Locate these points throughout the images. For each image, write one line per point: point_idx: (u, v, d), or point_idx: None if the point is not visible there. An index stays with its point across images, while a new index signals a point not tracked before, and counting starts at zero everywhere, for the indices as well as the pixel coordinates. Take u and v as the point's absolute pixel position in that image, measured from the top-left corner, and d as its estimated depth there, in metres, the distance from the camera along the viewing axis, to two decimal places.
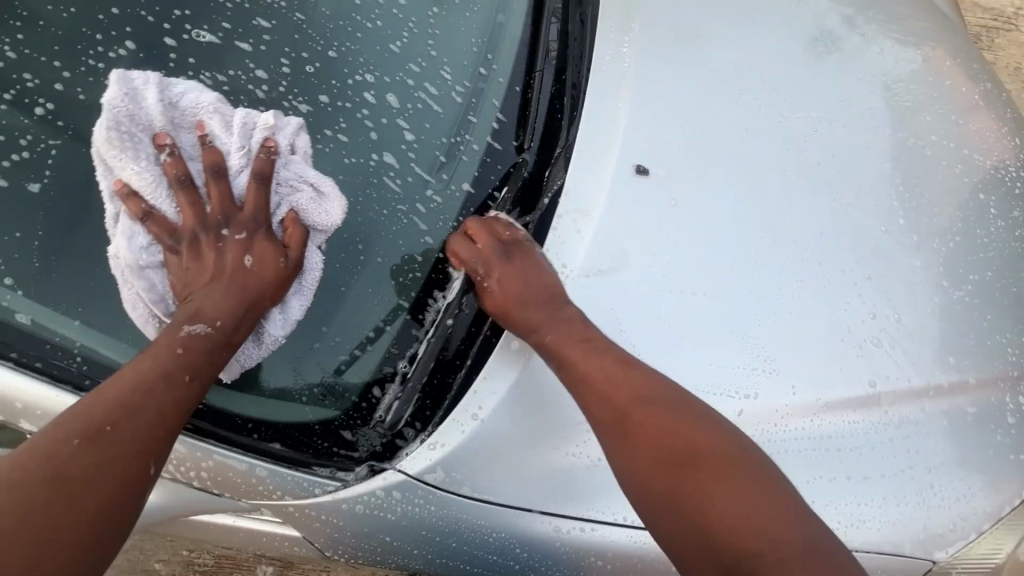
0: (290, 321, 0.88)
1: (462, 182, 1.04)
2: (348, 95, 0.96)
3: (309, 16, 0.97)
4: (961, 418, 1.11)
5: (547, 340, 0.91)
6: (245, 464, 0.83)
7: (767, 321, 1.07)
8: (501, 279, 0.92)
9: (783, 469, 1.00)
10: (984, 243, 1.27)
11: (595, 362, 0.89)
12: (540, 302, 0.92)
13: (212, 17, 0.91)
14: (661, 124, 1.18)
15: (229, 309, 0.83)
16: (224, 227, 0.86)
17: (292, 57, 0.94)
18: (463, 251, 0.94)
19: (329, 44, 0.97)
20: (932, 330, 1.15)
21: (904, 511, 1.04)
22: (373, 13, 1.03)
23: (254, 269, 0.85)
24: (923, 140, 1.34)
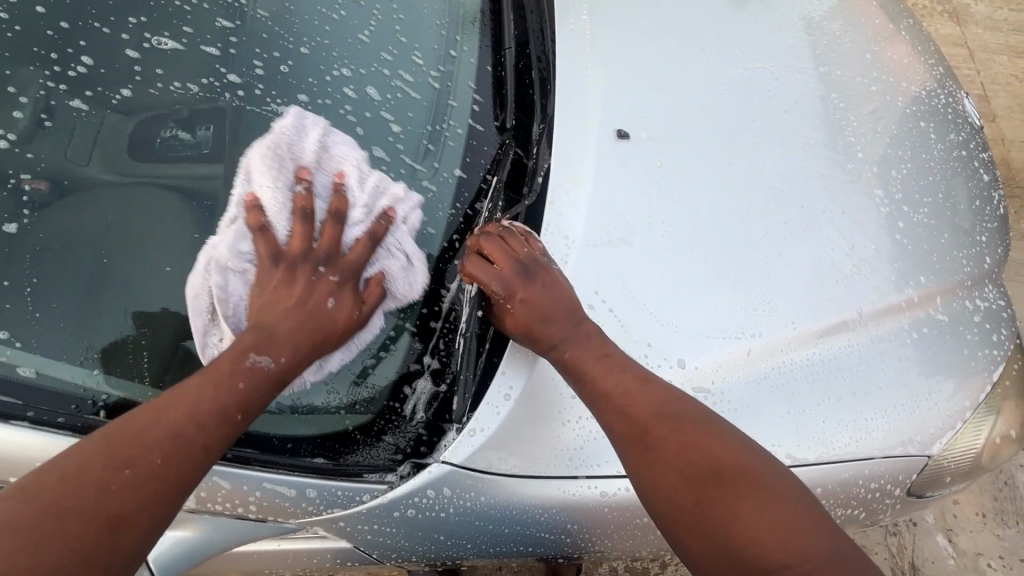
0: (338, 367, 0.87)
1: (452, 169, 1.04)
2: (327, 92, 0.97)
3: (274, 16, 0.98)
4: (932, 325, 1.23)
5: (568, 359, 0.88)
6: (293, 487, 0.82)
7: (757, 262, 1.13)
8: (521, 301, 0.89)
9: (794, 397, 1.07)
10: (929, 164, 1.38)
11: (613, 378, 0.87)
12: (560, 317, 0.89)
13: (172, 23, 0.90)
14: (632, 87, 1.21)
15: (296, 353, 0.79)
16: (322, 265, 0.83)
17: (264, 58, 0.94)
18: (479, 272, 0.90)
19: (299, 41, 0.98)
20: (898, 250, 1.25)
21: (898, 415, 1.14)
22: (336, 3, 1.05)
23: (333, 316, 0.82)
24: (863, 76, 1.44)
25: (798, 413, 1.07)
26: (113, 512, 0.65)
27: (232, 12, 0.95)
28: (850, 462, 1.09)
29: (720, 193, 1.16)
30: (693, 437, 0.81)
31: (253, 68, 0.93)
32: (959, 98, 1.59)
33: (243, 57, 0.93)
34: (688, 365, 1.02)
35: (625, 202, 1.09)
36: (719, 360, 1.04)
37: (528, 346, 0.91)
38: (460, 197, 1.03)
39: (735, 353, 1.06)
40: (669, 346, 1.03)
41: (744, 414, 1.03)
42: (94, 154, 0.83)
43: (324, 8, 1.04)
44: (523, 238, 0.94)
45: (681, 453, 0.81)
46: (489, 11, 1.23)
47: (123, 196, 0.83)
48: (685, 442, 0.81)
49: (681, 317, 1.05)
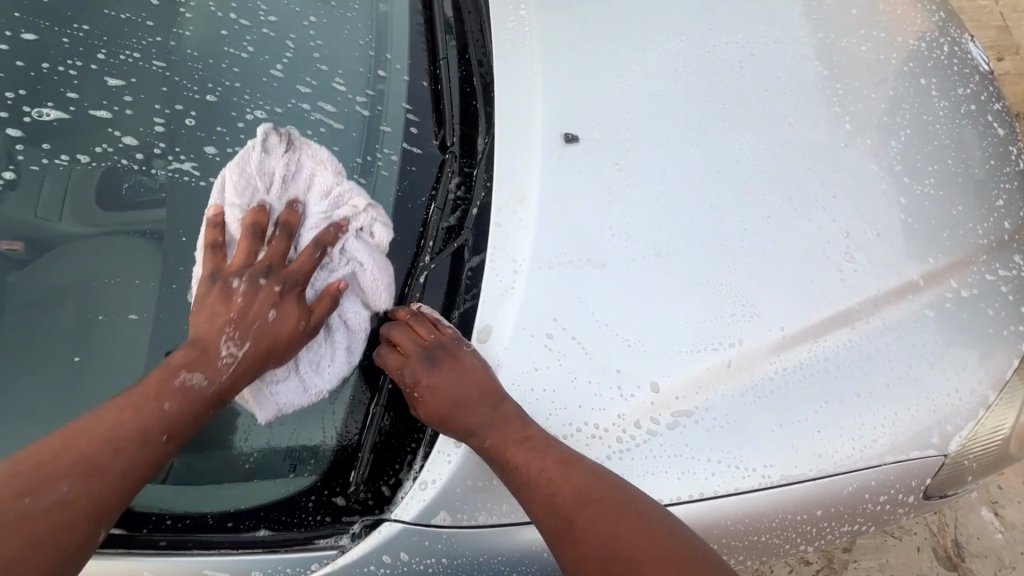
0: (336, 374, 0.86)
1: (387, 202, 0.98)
2: (240, 140, 0.93)
3: (172, 66, 0.92)
4: (942, 309, 1.11)
5: (488, 446, 0.84)
6: (240, 566, 0.80)
7: (732, 264, 1.03)
8: (428, 391, 0.86)
9: (786, 408, 0.98)
10: (931, 126, 1.25)
11: (536, 464, 0.82)
12: (473, 404, 0.85)
13: (57, 91, 0.84)
14: (580, 86, 1.11)
15: (238, 363, 0.80)
16: (264, 275, 0.84)
17: (166, 113, 0.89)
18: (390, 357, 0.87)
19: (205, 89, 0.93)
20: (898, 228, 1.14)
21: (907, 415, 1.04)
22: (244, 40, 0.99)
23: (277, 327, 0.82)
24: (848, 35, 1.30)
25: (793, 425, 0.97)
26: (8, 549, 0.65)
27: (123, 70, 0.89)
28: (854, 473, 0.99)
29: (686, 193, 1.07)
30: (616, 521, 0.78)
31: (157, 126, 0.88)
32: (965, 45, 1.43)
33: (140, 116, 0.88)
34: (662, 388, 0.94)
35: (578, 216, 1.01)
36: (694, 376, 0.96)
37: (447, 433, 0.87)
38: (403, 239, 0.97)
39: (711, 368, 0.97)
40: (637, 370, 0.94)
41: (730, 431, 0.95)
42: (62, 210, 0.82)
43: (231, 47, 0.98)
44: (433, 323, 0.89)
45: (604, 541, 0.78)
46: (421, 19, 1.15)
47: (23, 283, 0.79)
48: (608, 527, 0.78)
49: (647, 334, 0.96)
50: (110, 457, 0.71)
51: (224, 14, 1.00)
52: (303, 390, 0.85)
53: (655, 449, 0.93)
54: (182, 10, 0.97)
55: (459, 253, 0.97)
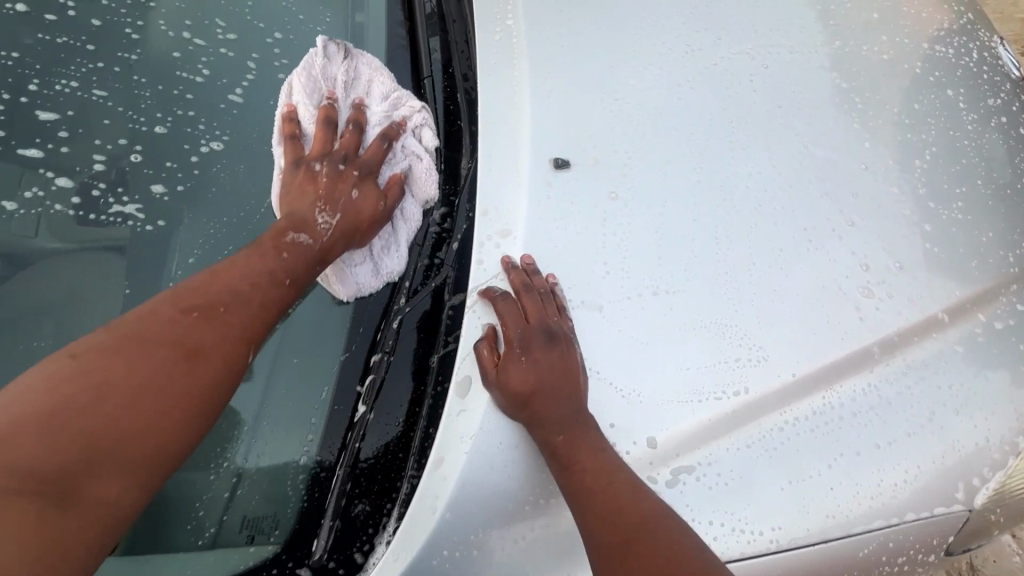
0: (403, 256, 0.93)
1: (359, 238, 0.93)
2: (192, 175, 0.85)
3: (114, 94, 0.84)
4: (967, 348, 1.03)
5: (558, 442, 0.83)
6: None
7: (739, 302, 0.94)
8: (510, 369, 0.85)
9: (796, 461, 0.90)
10: (957, 145, 1.15)
11: (604, 477, 0.81)
12: (560, 394, 0.85)
13: None
14: (573, 104, 1.02)
15: (334, 230, 0.91)
16: (343, 164, 0.96)
17: (107, 149, 0.81)
18: (512, 324, 0.88)
19: (152, 120, 0.85)
20: (920, 259, 1.05)
21: (930, 466, 0.95)
22: (199, 61, 0.90)
23: (359, 204, 0.94)
24: (866, 44, 1.20)
25: (804, 482, 0.89)
26: (121, 435, 0.66)
27: (58, 101, 0.80)
28: (872, 534, 0.91)
29: (688, 223, 0.97)
30: (674, 554, 0.76)
31: (98, 164, 0.80)
32: (996, 50, 1.32)
33: (77, 154, 0.79)
34: (660, 443, 0.86)
35: (570, 251, 0.92)
36: (694, 430, 0.88)
37: (518, 418, 0.84)
38: (377, 277, 0.91)
39: (713, 419, 0.89)
40: (632, 423, 0.87)
41: (734, 489, 0.87)
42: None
43: (183, 70, 0.89)
44: (546, 299, 0.89)
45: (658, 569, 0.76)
46: (402, 33, 1.08)
47: None
48: (666, 557, 0.76)
49: (644, 382, 0.88)
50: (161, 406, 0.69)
51: (175, 32, 0.91)
52: (377, 272, 0.91)
53: None
54: (128, 30, 0.88)
55: (438, 291, 0.91)
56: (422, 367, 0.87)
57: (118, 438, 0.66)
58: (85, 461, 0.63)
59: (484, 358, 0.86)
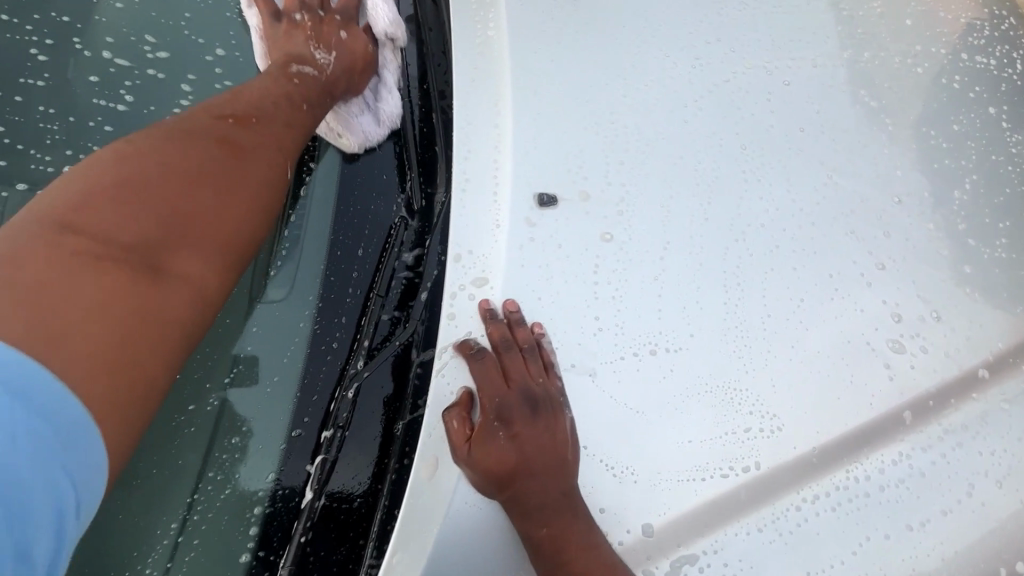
0: (397, 104, 0.93)
1: (309, 287, 0.80)
2: None
3: (14, 131, 0.77)
4: (1011, 409, 0.90)
5: (540, 531, 0.73)
6: None
7: (746, 361, 0.84)
8: (486, 446, 0.75)
9: (815, 548, 0.78)
10: (994, 173, 1.04)
11: (592, 571, 0.71)
12: (543, 472, 0.76)
13: None
14: (562, 129, 0.90)
15: (335, 64, 0.93)
16: (324, 14, 0.98)
17: (3, 196, 0.74)
18: (489, 390, 0.79)
19: (59, 159, 0.77)
20: (948, 307, 0.95)
21: (967, 549, 0.83)
22: (123, 87, 0.82)
23: (348, 44, 0.95)
24: (894, 58, 1.08)
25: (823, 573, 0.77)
26: (166, 233, 0.67)
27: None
28: None
29: (691, 267, 0.87)
30: None
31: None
32: None
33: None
34: (657, 531, 0.75)
35: (552, 301, 0.82)
36: (697, 512, 0.76)
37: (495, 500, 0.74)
38: (334, 335, 0.79)
39: (719, 500, 0.77)
40: (627, 505, 0.76)
41: None
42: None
43: (102, 98, 0.81)
44: (526, 362, 0.80)
45: None
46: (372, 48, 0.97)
47: None
48: None
49: (639, 456, 0.77)
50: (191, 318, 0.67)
51: (94, 54, 0.82)
52: (378, 116, 0.92)
53: None
54: (34, 53, 0.80)
55: (402, 349, 0.80)
56: (384, 440, 0.77)
57: (172, 241, 0.68)
58: (146, 246, 0.65)
59: (454, 430, 0.75)
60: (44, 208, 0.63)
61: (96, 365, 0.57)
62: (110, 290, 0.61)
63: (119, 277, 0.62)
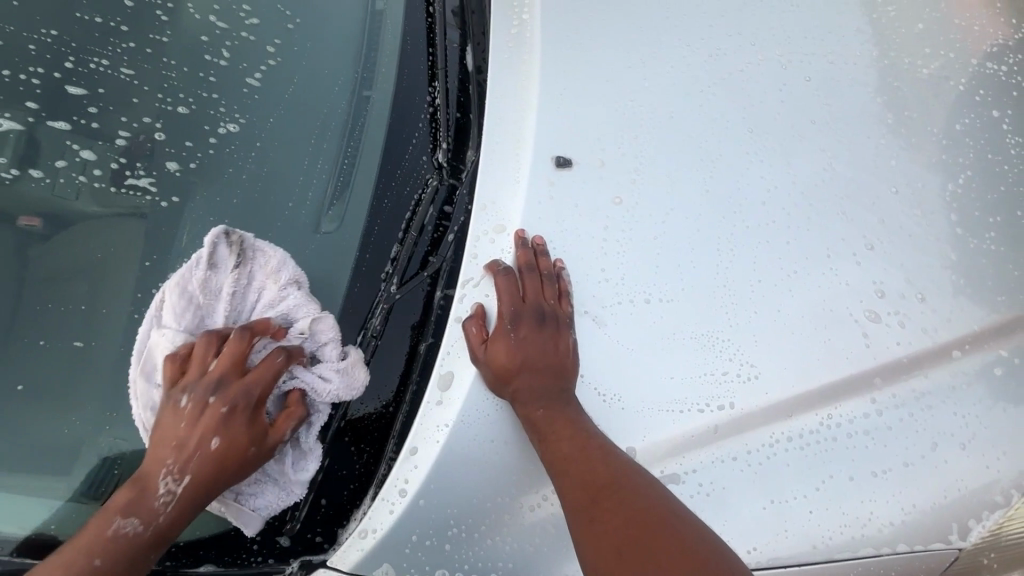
0: (271, 508, 0.81)
1: (358, 216, 0.91)
2: (207, 156, 0.87)
3: (142, 75, 0.86)
4: (977, 381, 0.98)
5: (537, 416, 0.84)
6: None
7: (733, 316, 0.93)
8: (498, 346, 0.87)
9: (777, 478, 0.87)
10: (989, 169, 1.10)
11: (581, 443, 0.81)
12: (544, 371, 0.87)
13: (15, 102, 0.80)
14: (582, 104, 1.01)
15: (178, 498, 0.76)
16: (212, 393, 0.81)
17: (131, 127, 0.83)
18: (506, 297, 0.90)
19: (175, 100, 0.86)
20: (933, 285, 1.01)
21: (922, 499, 0.91)
22: (224, 46, 0.90)
23: (223, 450, 0.79)
24: (904, 57, 1.15)
25: (782, 502, 0.87)
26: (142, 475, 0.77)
27: (93, 80, 0.83)
28: (856, 561, 0.88)
29: (691, 231, 0.97)
30: (642, 507, 0.76)
31: (126, 142, 0.83)
32: None
33: (104, 131, 0.82)
34: (639, 454, 0.86)
35: (562, 250, 0.93)
36: (673, 439, 0.87)
37: (500, 390, 0.86)
38: (376, 254, 0.91)
39: (694, 431, 0.87)
40: (613, 428, 0.87)
41: (713, 504, 0.86)
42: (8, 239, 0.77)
43: (208, 54, 0.89)
44: (540, 281, 0.90)
45: (630, 518, 0.76)
46: (420, 16, 1.04)
47: None
48: (635, 509, 0.76)
49: (626, 388, 0.88)
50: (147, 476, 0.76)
51: (202, 17, 0.90)
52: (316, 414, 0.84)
53: None
54: (159, 12, 0.88)
55: (429, 281, 0.91)
56: (409, 358, 0.88)
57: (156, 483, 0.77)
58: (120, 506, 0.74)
59: (472, 334, 0.87)
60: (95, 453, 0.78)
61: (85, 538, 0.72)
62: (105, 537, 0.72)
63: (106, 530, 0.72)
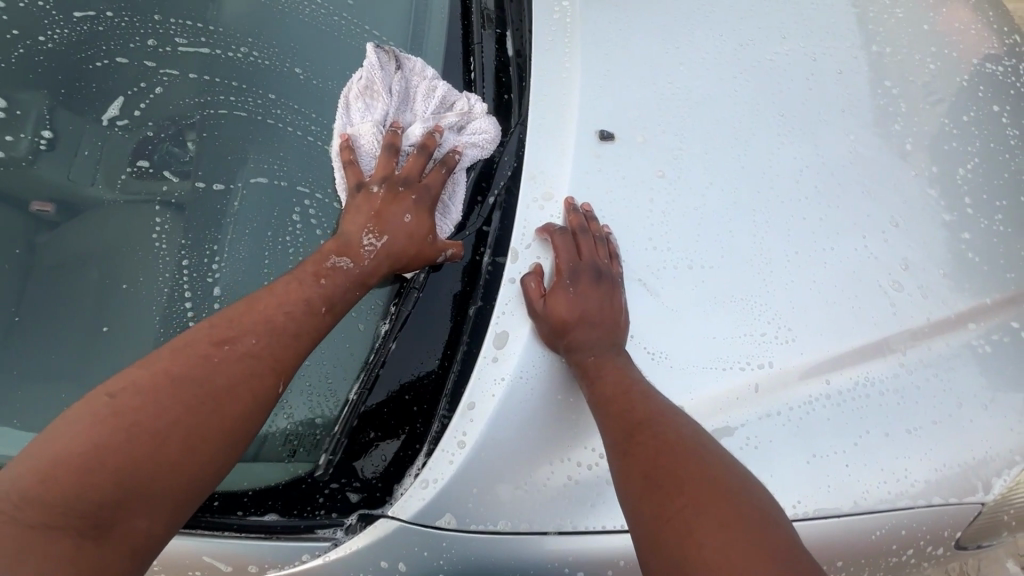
0: None
1: (382, 204, 0.92)
2: (281, 101, 0.93)
3: (227, 27, 0.95)
4: (992, 345, 1.03)
5: (588, 363, 0.87)
6: (242, 547, 0.77)
7: (768, 281, 0.98)
8: (557, 300, 0.91)
9: (817, 433, 0.91)
10: (987, 153, 1.18)
11: (619, 381, 0.85)
12: (597, 324, 0.90)
13: (138, 60, 0.89)
14: (620, 84, 1.06)
15: None
16: None
17: (218, 71, 0.91)
18: (564, 252, 0.92)
19: (251, 48, 0.94)
20: (945, 257, 1.07)
21: (949, 456, 0.96)
22: (296, 11, 1.00)
23: None
24: (906, 51, 1.23)
25: (821, 456, 0.90)
26: (154, 466, 0.65)
27: (195, 33, 0.92)
28: (889, 513, 0.92)
29: (726, 202, 1.01)
30: (671, 431, 0.80)
31: (194, 99, 0.89)
32: None
33: (206, 76, 0.91)
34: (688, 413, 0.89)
35: (607, 217, 0.97)
36: (718, 396, 0.90)
37: (556, 339, 0.89)
38: (394, 233, 0.90)
39: (737, 388, 0.91)
40: (664, 386, 0.90)
41: (758, 457, 0.89)
42: (82, 181, 0.82)
43: (283, 15, 0.99)
44: (595, 241, 0.94)
45: (663, 442, 0.79)
46: (458, 7, 1.13)
47: (110, 230, 0.81)
48: (665, 433, 0.80)
49: (672, 346, 0.92)
50: (172, 491, 0.66)
51: None
52: None
53: None
54: None
55: (478, 249, 0.94)
56: (458, 320, 0.90)
57: (150, 480, 0.65)
58: (119, 498, 0.63)
59: (530, 288, 0.90)
60: (41, 456, 0.62)
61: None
62: (64, 551, 0.59)
63: (67, 539, 0.59)
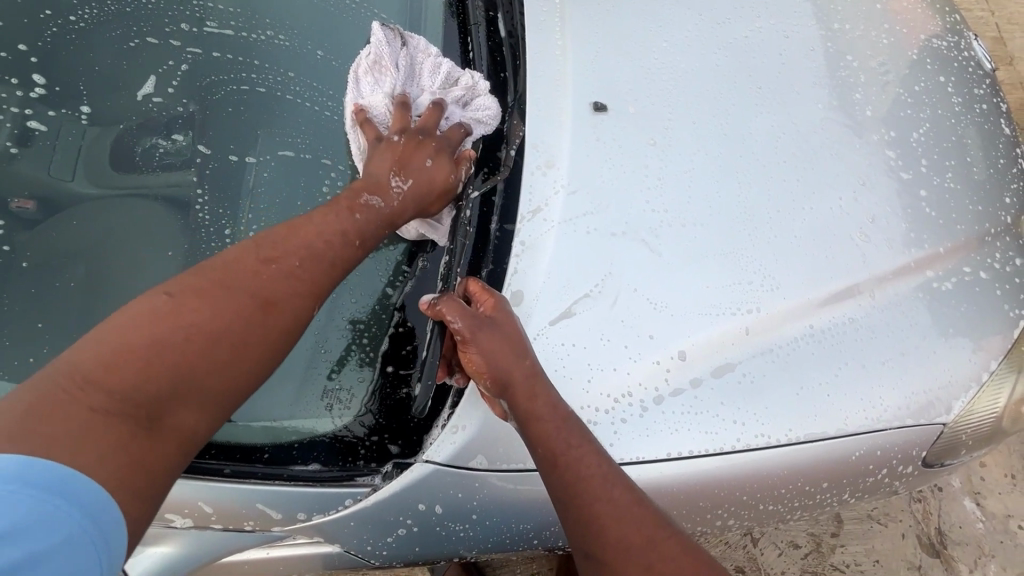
0: None
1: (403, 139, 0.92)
2: (300, 80, 0.99)
3: (244, 9, 1.00)
4: (948, 286, 1.16)
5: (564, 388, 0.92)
6: (292, 493, 0.83)
7: (751, 234, 1.08)
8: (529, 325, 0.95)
9: (802, 367, 1.02)
10: (934, 119, 1.31)
11: None
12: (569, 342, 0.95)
13: (164, 39, 0.94)
14: (610, 60, 1.14)
15: None
16: None
17: (239, 50, 0.96)
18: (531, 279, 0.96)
19: (268, 29, 1.00)
20: (904, 210, 1.19)
21: (914, 383, 1.07)
22: None
23: None
24: (862, 28, 1.36)
25: (805, 387, 1.01)
26: (207, 362, 0.67)
27: (215, 15, 0.97)
28: (865, 435, 1.03)
29: (711, 166, 1.11)
30: None
31: (219, 76, 0.94)
32: (969, 41, 1.48)
33: (228, 54, 0.96)
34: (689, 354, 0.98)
35: (606, 182, 1.04)
36: (714, 339, 0.99)
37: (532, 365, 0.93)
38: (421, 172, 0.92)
39: (729, 331, 1.00)
40: (669, 333, 0.98)
41: (751, 390, 0.98)
42: (121, 150, 0.87)
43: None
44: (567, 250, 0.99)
45: None
46: None
47: (149, 198, 0.87)
48: None
49: (672, 296, 1.00)
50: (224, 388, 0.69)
51: None
52: None
53: (682, 408, 0.96)
54: None
55: (487, 216, 0.99)
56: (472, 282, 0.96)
57: (203, 378, 0.67)
58: (169, 391, 0.65)
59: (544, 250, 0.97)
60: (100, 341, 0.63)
61: (114, 466, 0.58)
62: (119, 433, 0.60)
63: (125, 427, 0.61)
